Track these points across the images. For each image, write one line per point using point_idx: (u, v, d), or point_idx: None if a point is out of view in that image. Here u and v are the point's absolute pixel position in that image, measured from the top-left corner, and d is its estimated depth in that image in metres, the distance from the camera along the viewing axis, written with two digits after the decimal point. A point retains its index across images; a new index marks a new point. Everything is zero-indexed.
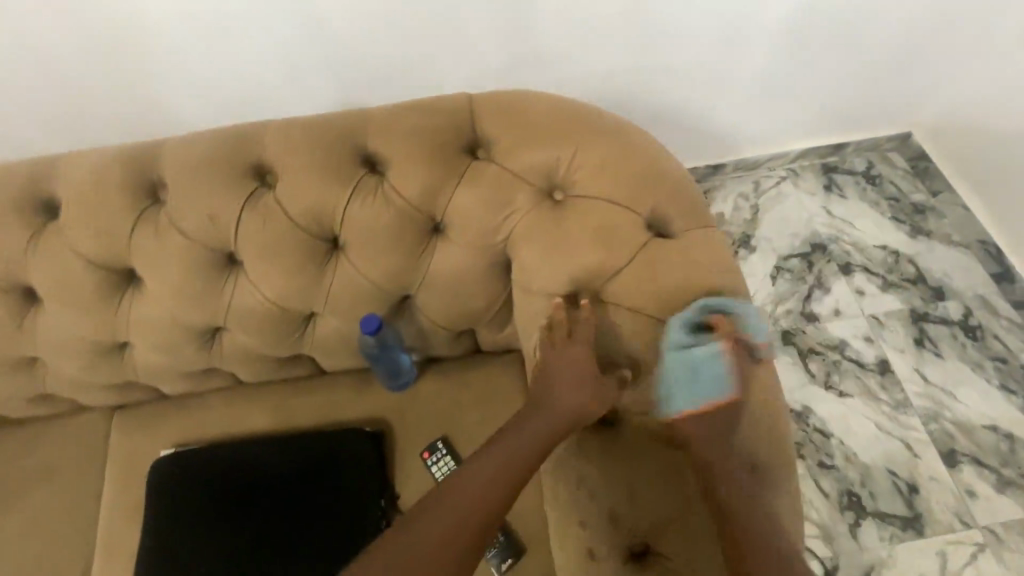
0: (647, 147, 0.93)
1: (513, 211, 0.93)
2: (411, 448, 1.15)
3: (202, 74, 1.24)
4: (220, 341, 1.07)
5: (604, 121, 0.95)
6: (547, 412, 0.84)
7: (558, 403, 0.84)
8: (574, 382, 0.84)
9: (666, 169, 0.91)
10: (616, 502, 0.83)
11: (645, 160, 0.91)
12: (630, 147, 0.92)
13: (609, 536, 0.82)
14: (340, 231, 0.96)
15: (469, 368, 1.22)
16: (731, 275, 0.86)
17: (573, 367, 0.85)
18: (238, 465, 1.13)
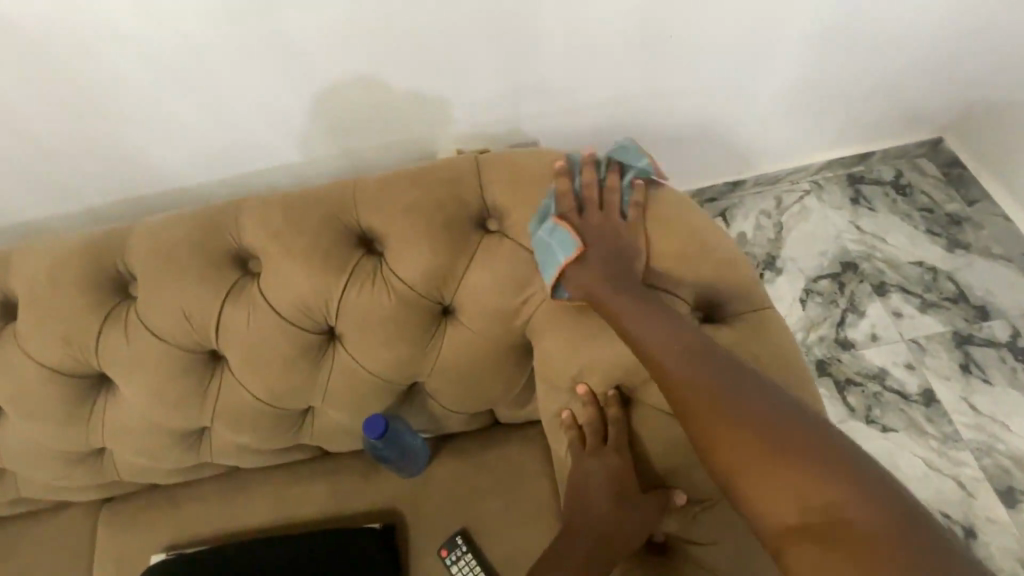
0: (681, 211, 0.81)
1: (532, 293, 0.81)
2: (428, 540, 1.04)
3: (168, 128, 1.08)
4: (208, 440, 0.96)
5: (630, 182, 0.83)
6: (585, 532, 0.81)
7: (595, 520, 0.81)
8: (610, 498, 0.79)
9: (707, 238, 0.81)
10: None
11: (677, 223, 0.80)
12: (663, 214, 0.80)
13: None
14: (335, 322, 0.84)
15: (487, 444, 1.10)
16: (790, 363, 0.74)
17: (606, 480, 0.80)
18: (235, 570, 1.01)
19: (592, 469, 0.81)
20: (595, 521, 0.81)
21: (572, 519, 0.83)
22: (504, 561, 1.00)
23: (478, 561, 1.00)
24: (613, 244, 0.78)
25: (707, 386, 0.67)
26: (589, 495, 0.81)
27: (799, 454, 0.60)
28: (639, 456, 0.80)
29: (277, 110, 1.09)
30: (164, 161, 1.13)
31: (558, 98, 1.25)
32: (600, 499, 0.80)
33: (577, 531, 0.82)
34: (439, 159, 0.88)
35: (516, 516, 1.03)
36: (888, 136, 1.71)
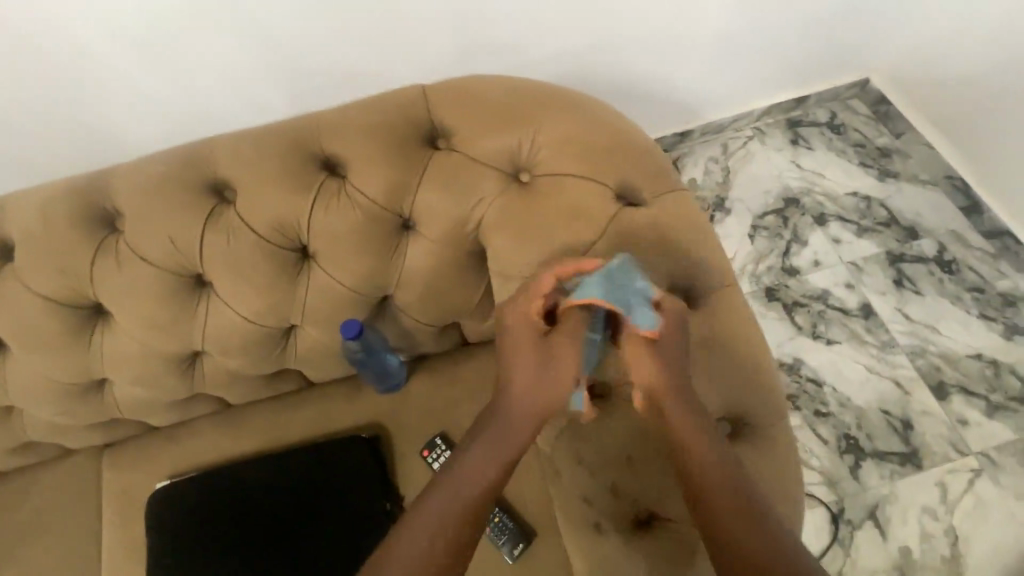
0: (609, 120, 0.92)
1: (481, 200, 0.92)
2: (411, 447, 1.15)
3: (156, 100, 1.22)
4: (202, 365, 1.06)
5: (563, 99, 0.94)
6: (537, 382, 0.75)
7: (550, 378, 0.75)
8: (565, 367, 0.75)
9: (627, 137, 0.91)
10: (616, 476, 0.84)
11: (604, 128, 0.91)
12: (591, 121, 0.91)
13: (614, 510, 0.83)
14: (308, 240, 0.94)
15: (460, 361, 1.21)
16: (704, 237, 0.86)
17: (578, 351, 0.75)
18: (237, 483, 1.11)
19: (555, 346, 0.75)
20: (525, 399, 0.76)
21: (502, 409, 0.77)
22: None
23: None
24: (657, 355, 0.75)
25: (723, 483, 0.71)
26: (531, 388, 0.76)
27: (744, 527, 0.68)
28: None
29: (246, 87, 1.25)
30: (144, 133, 1.27)
31: (508, 55, 1.38)
32: (549, 377, 0.75)
33: (507, 417, 0.76)
34: (393, 92, 0.98)
35: None
36: (815, 79, 1.88)
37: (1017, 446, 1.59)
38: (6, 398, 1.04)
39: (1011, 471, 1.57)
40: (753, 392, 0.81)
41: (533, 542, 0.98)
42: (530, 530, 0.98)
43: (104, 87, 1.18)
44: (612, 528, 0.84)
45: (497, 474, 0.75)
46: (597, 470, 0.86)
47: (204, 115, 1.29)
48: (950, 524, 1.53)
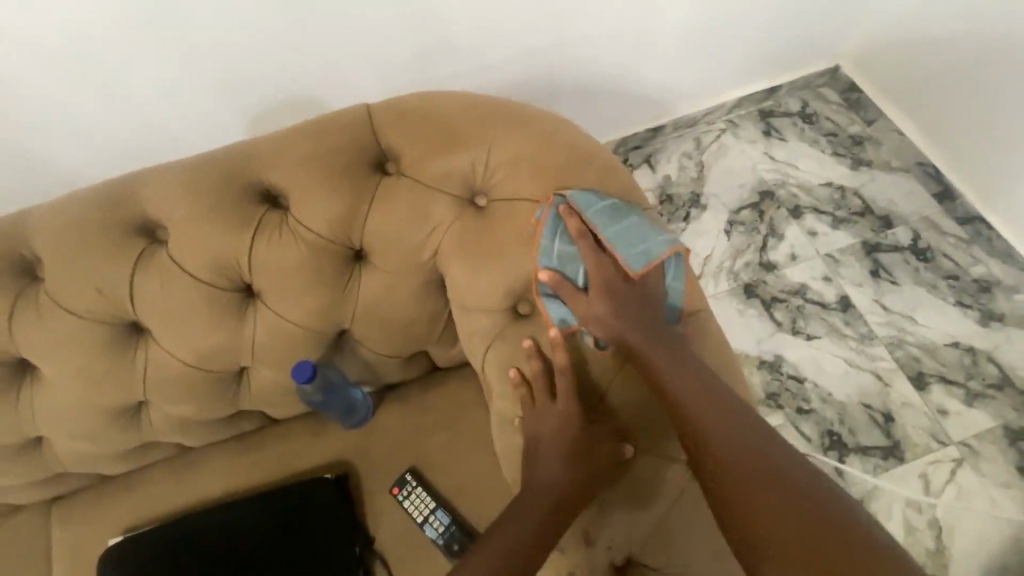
0: (567, 135, 0.87)
1: (435, 227, 0.86)
2: (380, 484, 1.09)
3: (94, 121, 1.14)
4: (147, 415, 0.99)
5: (518, 113, 0.88)
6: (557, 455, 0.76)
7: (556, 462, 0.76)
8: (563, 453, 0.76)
9: (587, 150, 0.86)
10: (589, 524, 0.79)
11: (562, 143, 0.85)
12: (548, 136, 0.85)
13: (588, 559, 0.80)
14: (250, 278, 0.88)
15: (429, 388, 1.16)
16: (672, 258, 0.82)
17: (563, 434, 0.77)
18: (193, 536, 1.04)
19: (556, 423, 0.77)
20: (543, 478, 0.76)
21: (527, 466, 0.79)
22: (453, 488, 1.07)
23: (428, 493, 1.05)
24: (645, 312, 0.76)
25: (728, 429, 0.70)
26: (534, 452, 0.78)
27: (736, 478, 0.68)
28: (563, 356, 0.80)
29: (190, 105, 1.18)
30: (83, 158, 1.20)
31: (467, 60, 1.31)
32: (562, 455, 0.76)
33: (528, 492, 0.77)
34: (337, 112, 0.91)
35: (461, 448, 1.10)
36: (783, 70, 1.84)
37: (995, 432, 1.59)
38: None
39: (991, 459, 1.57)
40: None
41: None
42: None
43: (33, 113, 1.10)
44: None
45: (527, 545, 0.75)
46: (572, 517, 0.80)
47: (148, 137, 1.21)
48: (933, 516, 1.53)
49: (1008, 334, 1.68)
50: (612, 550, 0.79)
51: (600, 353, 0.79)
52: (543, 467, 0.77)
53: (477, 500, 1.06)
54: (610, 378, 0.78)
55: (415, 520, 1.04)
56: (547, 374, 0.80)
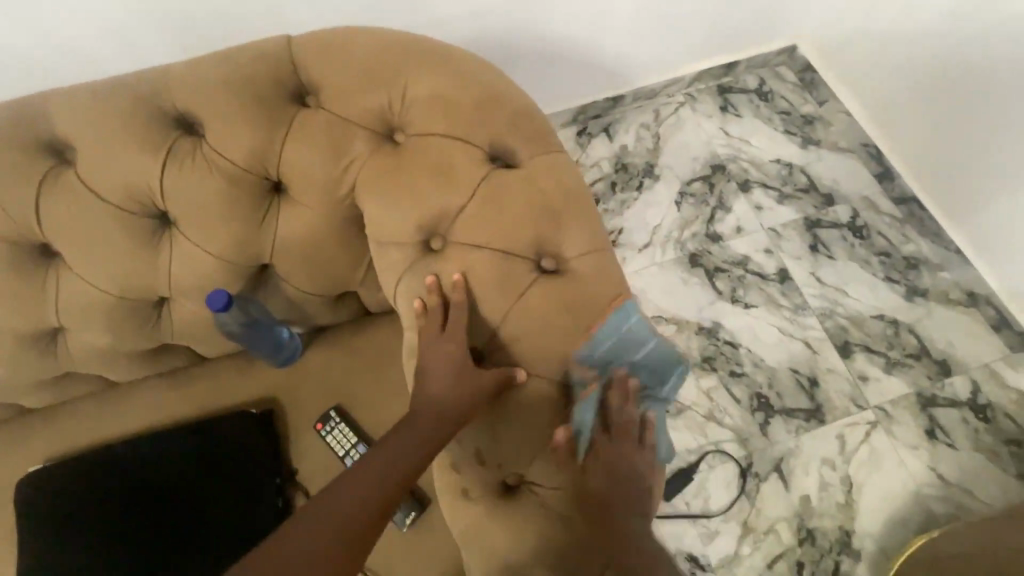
0: (488, 78, 0.88)
1: (351, 161, 0.87)
2: (305, 421, 1.12)
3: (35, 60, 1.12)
4: (64, 341, 0.99)
5: (442, 53, 0.89)
6: (445, 382, 0.79)
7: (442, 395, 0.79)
8: (448, 381, 0.79)
9: (506, 94, 0.87)
10: (481, 442, 0.84)
11: (481, 84, 0.86)
12: (467, 77, 0.87)
13: (480, 475, 0.85)
14: (165, 205, 0.88)
15: (359, 332, 1.18)
16: (582, 201, 0.84)
17: (444, 366, 0.80)
18: (116, 465, 1.07)
19: (436, 354, 0.80)
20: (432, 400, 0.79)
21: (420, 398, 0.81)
22: (376, 425, 1.11)
23: (351, 429, 1.09)
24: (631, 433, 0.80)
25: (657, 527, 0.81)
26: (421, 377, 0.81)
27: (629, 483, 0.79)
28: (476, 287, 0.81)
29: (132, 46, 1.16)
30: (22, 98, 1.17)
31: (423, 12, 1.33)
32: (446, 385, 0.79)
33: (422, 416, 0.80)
34: (259, 42, 0.91)
35: (386, 389, 1.13)
36: (738, 46, 1.89)
37: (909, 399, 1.69)
38: None
39: (904, 423, 1.67)
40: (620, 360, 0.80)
41: (428, 509, 1.01)
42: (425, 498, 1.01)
43: None
44: (480, 495, 0.85)
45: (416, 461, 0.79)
46: (463, 438, 0.85)
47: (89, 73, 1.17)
48: (845, 473, 1.63)
49: (930, 309, 1.77)
50: (503, 469, 0.84)
51: (505, 283, 0.80)
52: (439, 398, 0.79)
53: None
54: (518, 299, 0.80)
55: (337, 454, 1.08)
56: (449, 304, 0.83)
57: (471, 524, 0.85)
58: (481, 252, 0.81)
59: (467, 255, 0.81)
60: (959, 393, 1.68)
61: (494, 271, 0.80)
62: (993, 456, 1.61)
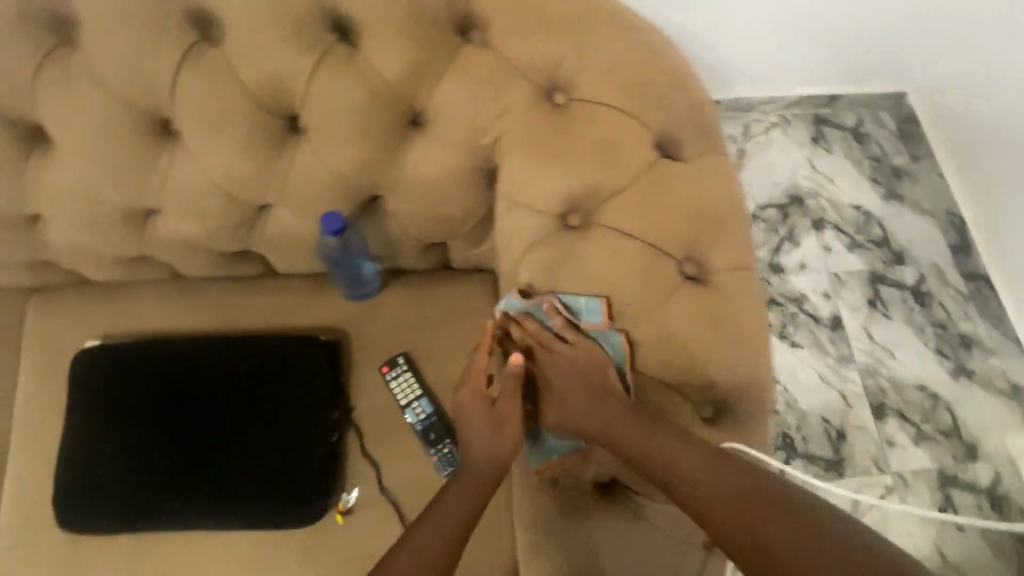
0: (669, 56, 0.81)
1: (506, 111, 0.81)
2: (370, 360, 1.09)
3: None
4: (155, 224, 0.95)
5: (627, 17, 0.81)
6: (487, 431, 0.77)
7: (490, 444, 0.77)
8: (490, 429, 0.77)
9: (686, 79, 0.81)
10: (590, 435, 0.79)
11: (662, 62, 0.80)
12: (649, 50, 0.80)
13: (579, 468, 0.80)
14: (301, 111, 0.83)
15: (439, 282, 1.15)
16: (742, 211, 0.78)
17: (483, 412, 0.78)
18: (175, 361, 1.04)
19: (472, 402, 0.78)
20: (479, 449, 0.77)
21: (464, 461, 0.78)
22: (441, 381, 1.08)
23: (417, 380, 1.06)
24: (585, 388, 0.74)
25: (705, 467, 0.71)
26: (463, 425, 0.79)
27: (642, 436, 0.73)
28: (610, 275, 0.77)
29: None
30: None
31: None
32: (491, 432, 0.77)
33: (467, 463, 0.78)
34: None
35: (457, 348, 1.10)
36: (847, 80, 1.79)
37: (930, 472, 1.65)
38: None
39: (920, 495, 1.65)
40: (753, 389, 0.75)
41: None
42: None
43: None
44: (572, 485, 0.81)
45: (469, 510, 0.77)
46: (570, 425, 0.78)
47: None
48: None
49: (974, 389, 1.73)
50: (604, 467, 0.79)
51: (645, 278, 0.76)
52: (484, 457, 0.77)
53: None
54: (660, 297, 0.75)
55: (398, 402, 1.05)
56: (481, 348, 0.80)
57: (555, 521, 0.81)
58: (626, 240, 0.76)
59: (612, 240, 0.77)
60: (981, 479, 1.65)
61: (636, 264, 0.76)
62: (1001, 549, 1.59)
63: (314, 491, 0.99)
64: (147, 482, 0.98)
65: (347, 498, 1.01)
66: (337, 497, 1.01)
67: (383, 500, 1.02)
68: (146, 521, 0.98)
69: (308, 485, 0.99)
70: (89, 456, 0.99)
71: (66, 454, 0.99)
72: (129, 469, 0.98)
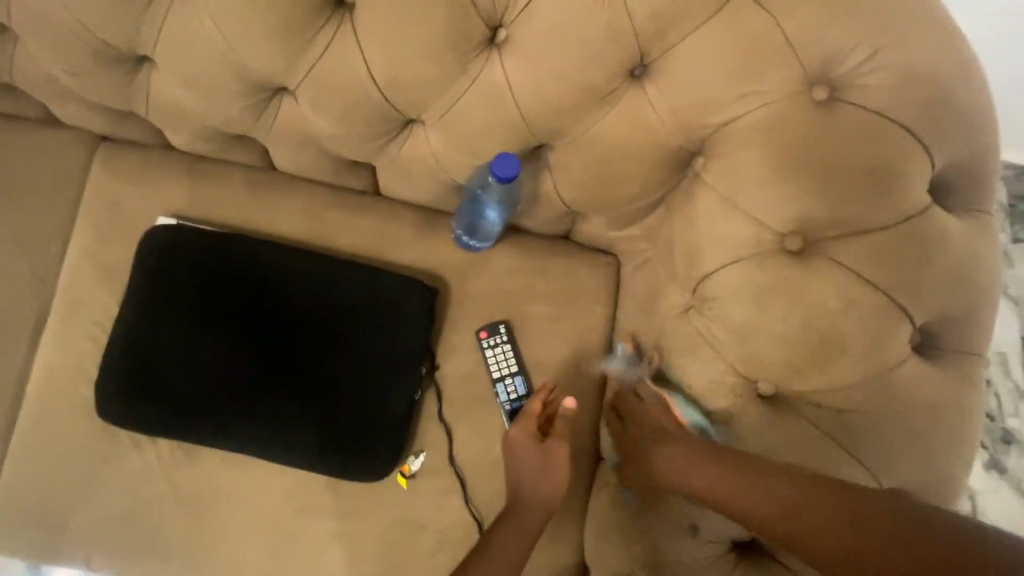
0: (975, 79, 0.65)
1: (757, 93, 0.66)
2: (466, 319, 0.97)
3: None
4: (280, 105, 0.80)
5: (939, 18, 0.65)
6: (538, 472, 0.83)
7: (540, 485, 0.83)
8: (541, 471, 0.84)
9: (985, 113, 0.65)
10: None
11: (968, 84, 0.64)
12: (958, 66, 0.64)
13: (721, 521, 0.73)
14: (511, 24, 0.68)
15: (558, 252, 1.01)
16: (994, 290, 0.65)
17: (535, 456, 0.84)
18: (259, 265, 0.91)
19: (527, 448, 0.84)
20: (534, 489, 0.82)
21: (517, 495, 0.82)
22: (540, 362, 0.97)
23: (514, 354, 0.95)
24: (671, 452, 0.71)
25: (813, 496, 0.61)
26: (516, 469, 0.84)
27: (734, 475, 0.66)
28: (830, 324, 0.64)
29: None
30: None
31: None
32: (547, 473, 0.84)
33: (519, 503, 0.82)
34: None
35: (562, 331, 0.98)
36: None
37: None
38: (19, 16, 0.75)
39: None
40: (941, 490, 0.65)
41: None
42: None
43: None
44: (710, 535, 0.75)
45: (525, 549, 0.78)
46: None
47: None
48: None
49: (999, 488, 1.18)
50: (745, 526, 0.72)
51: (869, 337, 0.63)
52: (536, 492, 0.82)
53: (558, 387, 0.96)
54: (891, 365, 0.64)
55: (489, 373, 0.95)
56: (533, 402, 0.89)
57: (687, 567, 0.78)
58: (860, 287, 0.63)
59: (844, 282, 0.63)
60: None
61: (864, 316, 0.63)
62: None
63: (381, 450, 0.89)
64: (205, 390, 0.87)
65: (412, 460, 0.92)
66: (403, 457, 0.92)
67: (450, 473, 0.92)
68: (194, 437, 0.87)
69: (376, 442, 0.89)
70: (147, 344, 0.87)
71: (119, 336, 0.87)
72: (188, 370, 0.88)
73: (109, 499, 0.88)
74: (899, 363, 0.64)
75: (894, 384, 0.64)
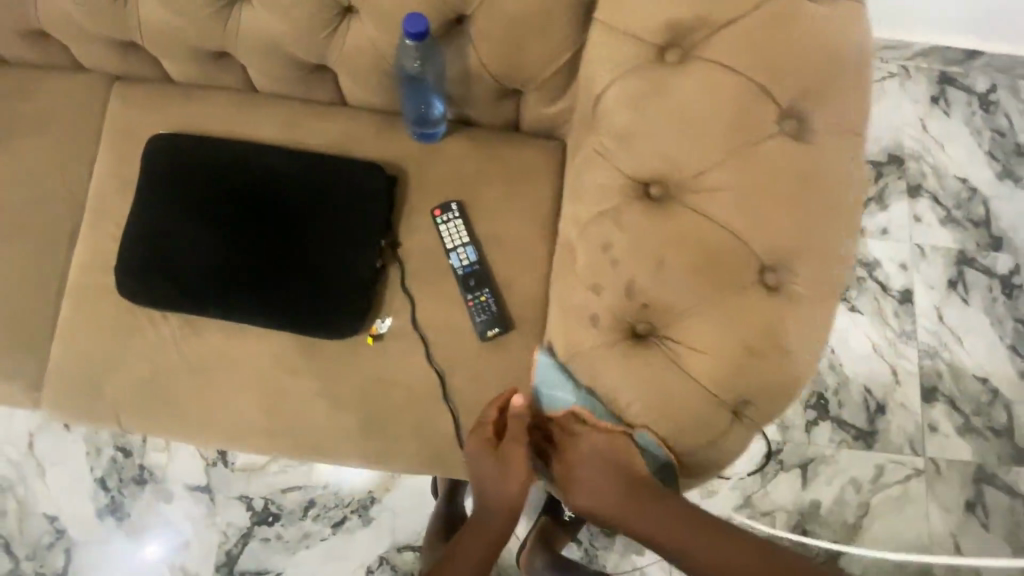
0: None
1: None
2: (422, 202, 1.07)
3: None
4: (240, 13, 0.96)
5: None
6: (497, 478, 0.78)
7: (502, 495, 0.79)
8: (501, 476, 0.78)
9: None
10: (638, 274, 0.72)
11: None
12: None
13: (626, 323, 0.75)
14: None
15: (506, 140, 1.10)
16: (859, 64, 0.69)
17: (491, 465, 0.79)
18: (239, 163, 1.06)
19: (479, 453, 0.79)
20: (494, 499, 0.79)
21: (482, 499, 0.80)
22: (491, 235, 1.05)
23: (465, 228, 1.05)
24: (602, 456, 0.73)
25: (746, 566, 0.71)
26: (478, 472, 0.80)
27: (666, 513, 0.72)
28: (701, 116, 0.69)
29: None
30: None
31: None
32: (509, 480, 0.78)
33: (483, 507, 0.80)
34: None
35: (511, 208, 1.06)
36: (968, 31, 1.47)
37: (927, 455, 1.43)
38: None
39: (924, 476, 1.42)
40: (820, 257, 0.68)
41: (508, 332, 1.02)
42: (510, 322, 1.02)
43: None
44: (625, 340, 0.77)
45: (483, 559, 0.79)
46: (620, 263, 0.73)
47: None
48: (866, 500, 1.41)
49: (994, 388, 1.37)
50: (640, 313, 0.73)
51: (738, 120, 0.68)
52: (499, 496, 0.78)
53: (509, 255, 1.05)
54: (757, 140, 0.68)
55: (444, 245, 1.04)
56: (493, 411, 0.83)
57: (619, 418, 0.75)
58: (725, 75, 0.69)
59: (709, 76, 0.69)
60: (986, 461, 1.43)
61: (729, 102, 0.68)
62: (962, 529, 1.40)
63: (348, 311, 1.01)
64: (201, 268, 1.03)
65: (380, 324, 1.03)
66: (370, 321, 1.03)
67: (413, 335, 1.03)
68: (195, 308, 1.02)
69: (344, 303, 1.01)
70: (154, 233, 1.04)
71: (133, 228, 1.05)
72: (187, 253, 1.03)
73: (132, 368, 1.05)
74: (770, 140, 0.68)
75: (767, 163, 0.68)
